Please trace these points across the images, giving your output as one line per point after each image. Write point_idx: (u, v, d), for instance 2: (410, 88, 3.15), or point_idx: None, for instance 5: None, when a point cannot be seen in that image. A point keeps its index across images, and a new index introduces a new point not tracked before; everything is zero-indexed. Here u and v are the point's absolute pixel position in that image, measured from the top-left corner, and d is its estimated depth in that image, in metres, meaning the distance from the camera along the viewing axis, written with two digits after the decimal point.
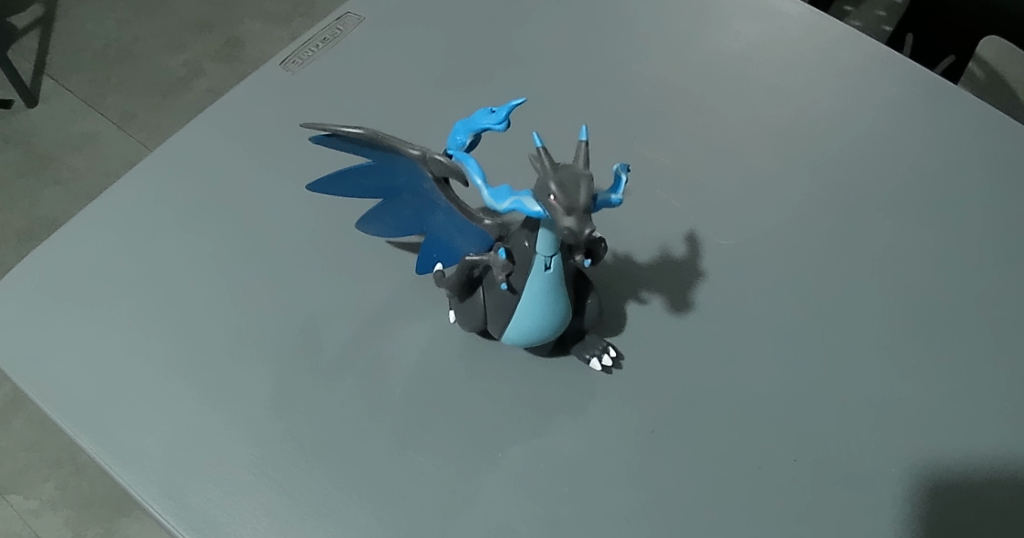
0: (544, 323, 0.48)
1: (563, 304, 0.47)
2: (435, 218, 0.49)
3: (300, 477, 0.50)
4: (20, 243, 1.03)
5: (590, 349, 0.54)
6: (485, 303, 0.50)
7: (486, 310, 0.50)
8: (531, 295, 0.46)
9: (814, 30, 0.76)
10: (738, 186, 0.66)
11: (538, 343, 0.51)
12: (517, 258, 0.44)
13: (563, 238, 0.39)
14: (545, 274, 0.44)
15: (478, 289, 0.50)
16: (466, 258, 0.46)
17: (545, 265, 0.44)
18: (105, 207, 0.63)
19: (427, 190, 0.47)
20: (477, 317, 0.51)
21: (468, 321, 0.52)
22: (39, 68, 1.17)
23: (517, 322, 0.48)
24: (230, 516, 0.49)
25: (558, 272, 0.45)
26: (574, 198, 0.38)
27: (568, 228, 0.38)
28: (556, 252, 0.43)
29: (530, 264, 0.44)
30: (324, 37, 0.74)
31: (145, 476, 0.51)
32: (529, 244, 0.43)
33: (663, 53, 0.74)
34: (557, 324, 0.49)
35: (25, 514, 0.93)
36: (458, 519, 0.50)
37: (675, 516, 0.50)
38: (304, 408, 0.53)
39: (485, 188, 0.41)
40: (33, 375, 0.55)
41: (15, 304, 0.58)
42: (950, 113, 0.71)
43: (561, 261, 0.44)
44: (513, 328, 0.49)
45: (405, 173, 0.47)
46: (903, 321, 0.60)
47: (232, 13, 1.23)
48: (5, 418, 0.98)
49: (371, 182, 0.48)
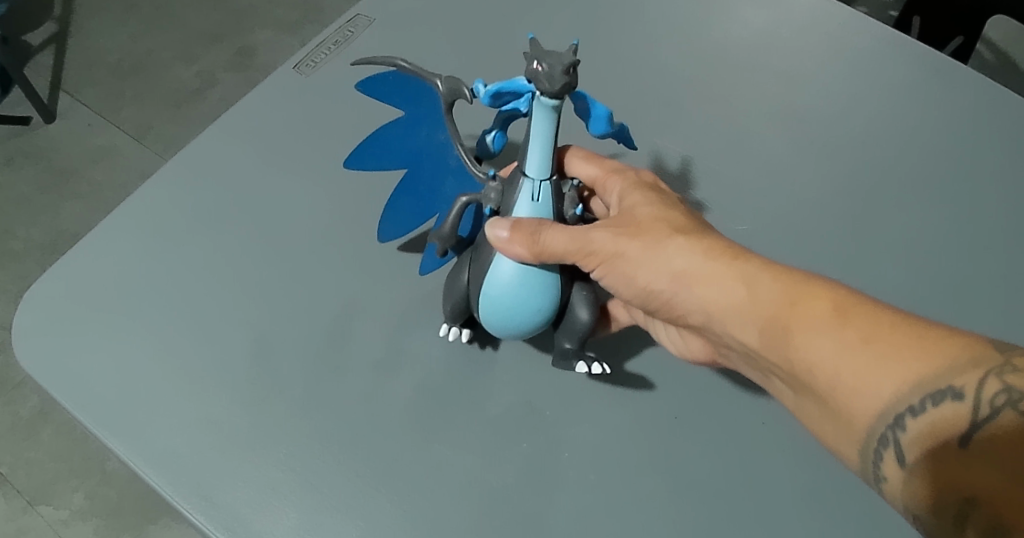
0: (530, 283, 0.46)
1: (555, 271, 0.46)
2: (448, 184, 0.49)
3: (329, 472, 0.51)
4: (43, 257, 1.05)
5: (578, 354, 0.50)
6: (470, 269, 0.48)
7: (470, 277, 0.48)
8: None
9: (822, 13, 0.76)
10: (752, 174, 0.66)
11: (525, 328, 0.48)
12: (506, 192, 0.45)
13: (539, 89, 0.38)
14: (531, 204, 0.44)
15: (467, 260, 0.49)
16: (459, 198, 0.46)
17: (534, 192, 0.43)
18: (126, 215, 0.63)
19: (442, 141, 0.49)
20: (462, 286, 0.49)
21: (451, 294, 0.50)
22: (56, 84, 1.18)
23: (497, 277, 0.46)
24: (260, 512, 0.49)
25: (547, 208, 0.44)
26: (553, 53, 0.37)
27: (542, 73, 0.37)
28: (548, 177, 0.43)
29: (516, 196, 0.44)
30: (335, 40, 0.75)
31: (176, 476, 0.51)
32: (520, 172, 0.44)
33: (673, 42, 0.74)
34: (546, 296, 0.46)
35: (55, 524, 0.94)
36: (483, 510, 0.50)
37: (700, 501, 0.50)
38: (328, 404, 0.53)
39: (483, 88, 0.42)
40: (62, 381, 0.55)
41: (39, 310, 0.58)
42: (962, 91, 0.71)
43: (551, 197, 0.44)
44: (494, 290, 0.46)
45: (424, 125, 0.49)
46: (918, 303, 0.60)
47: (241, 23, 1.24)
48: (33, 430, 0.99)
49: (395, 136, 0.50)
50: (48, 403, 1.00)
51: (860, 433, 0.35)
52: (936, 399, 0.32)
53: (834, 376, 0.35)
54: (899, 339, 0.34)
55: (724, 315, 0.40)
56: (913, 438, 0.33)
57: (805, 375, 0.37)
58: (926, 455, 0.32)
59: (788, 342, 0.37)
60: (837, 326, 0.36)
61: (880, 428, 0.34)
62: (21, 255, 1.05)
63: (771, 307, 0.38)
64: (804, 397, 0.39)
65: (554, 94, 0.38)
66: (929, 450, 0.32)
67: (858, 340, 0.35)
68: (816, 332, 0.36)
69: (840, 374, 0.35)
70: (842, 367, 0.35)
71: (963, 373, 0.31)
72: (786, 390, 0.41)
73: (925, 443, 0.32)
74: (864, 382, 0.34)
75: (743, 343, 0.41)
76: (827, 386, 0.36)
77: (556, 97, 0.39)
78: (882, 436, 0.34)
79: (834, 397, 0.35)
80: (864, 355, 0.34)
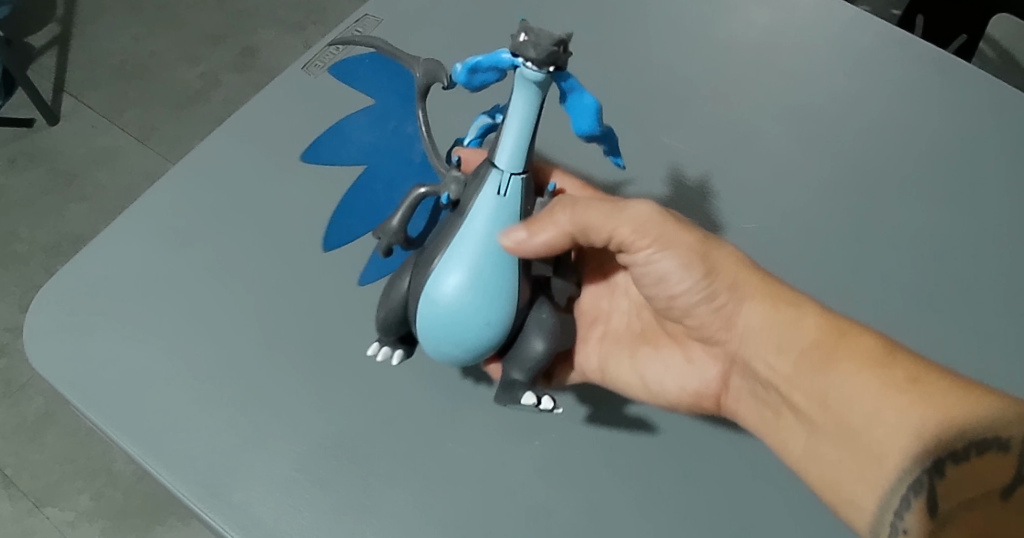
0: (477, 296, 0.41)
1: (508, 288, 0.42)
2: (408, 184, 0.53)
3: (344, 471, 0.52)
4: (49, 260, 1.06)
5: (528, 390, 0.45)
6: (412, 276, 0.43)
7: (411, 286, 0.43)
8: (472, 240, 0.41)
9: (827, 12, 0.76)
10: (759, 172, 0.67)
11: (463, 348, 0.43)
12: (469, 184, 0.41)
13: (524, 56, 0.34)
14: (496, 198, 0.40)
15: (409, 269, 0.44)
16: (416, 188, 0.43)
17: (501, 186, 0.40)
18: (135, 214, 0.63)
19: (409, 133, 0.52)
20: (398, 296, 0.44)
21: (386, 302, 0.45)
22: (59, 86, 1.19)
23: (440, 280, 0.41)
24: (275, 510, 0.50)
25: (514, 206, 0.40)
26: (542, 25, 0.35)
27: (529, 40, 0.34)
28: (520, 172, 0.40)
29: (481, 188, 0.40)
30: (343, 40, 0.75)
31: (189, 474, 0.51)
32: (488, 163, 0.40)
33: (679, 41, 0.74)
34: (493, 317, 0.42)
35: (61, 526, 0.93)
36: (494, 507, 0.51)
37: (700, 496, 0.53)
38: (341, 404, 0.54)
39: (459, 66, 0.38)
40: (73, 380, 0.55)
41: (51, 310, 0.59)
42: (967, 88, 0.71)
43: (519, 196, 0.41)
44: (443, 288, 0.41)
45: (395, 117, 0.53)
46: (923, 299, 0.61)
47: (245, 24, 1.24)
48: (37, 433, 0.98)
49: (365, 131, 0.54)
50: (54, 404, 0.99)
51: (888, 475, 0.39)
52: (981, 449, 0.37)
53: (882, 415, 0.40)
54: (943, 384, 0.39)
55: (767, 342, 0.45)
56: (950, 485, 0.37)
57: (841, 412, 0.42)
58: (966, 501, 0.37)
59: (828, 373, 0.42)
60: (887, 366, 0.41)
61: (916, 471, 0.38)
62: (26, 257, 1.06)
63: (812, 340, 0.44)
64: (822, 437, 0.43)
65: (540, 64, 0.34)
66: (966, 498, 0.37)
67: (907, 381, 0.40)
68: (862, 368, 0.41)
69: (883, 414, 0.40)
70: (886, 406, 0.40)
71: (1005, 425, 0.37)
72: (795, 431, 0.45)
73: (964, 490, 0.37)
74: (906, 422, 0.39)
75: (773, 372, 0.45)
76: (866, 422, 0.40)
77: (541, 71, 0.35)
78: (917, 481, 0.38)
79: (869, 438, 0.40)
80: (909, 395, 0.39)
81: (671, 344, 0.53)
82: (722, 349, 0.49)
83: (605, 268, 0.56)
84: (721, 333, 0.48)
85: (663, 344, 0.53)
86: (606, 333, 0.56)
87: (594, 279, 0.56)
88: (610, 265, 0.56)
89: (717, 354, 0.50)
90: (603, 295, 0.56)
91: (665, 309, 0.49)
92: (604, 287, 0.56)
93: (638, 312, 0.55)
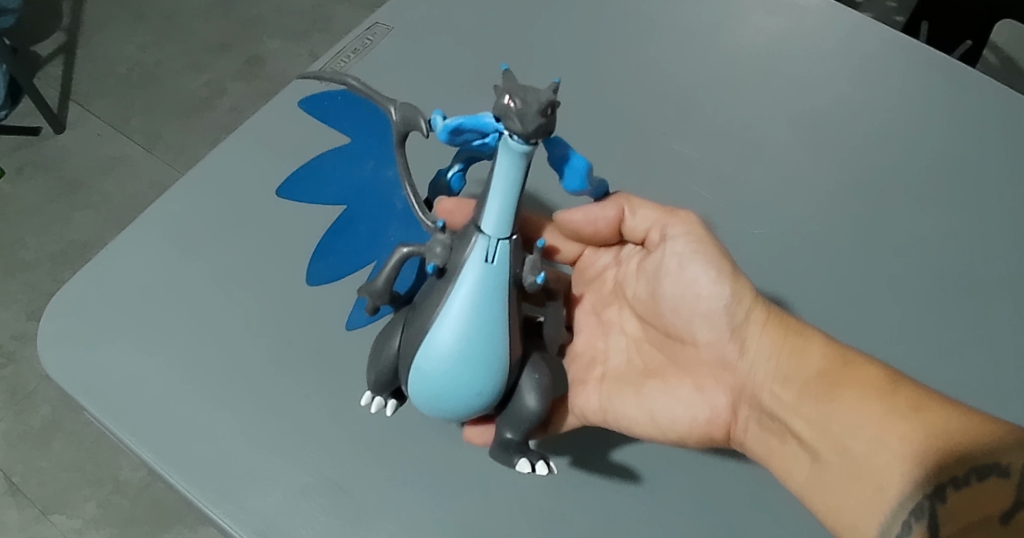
0: (464, 368, 0.42)
1: (500, 352, 0.42)
2: (391, 229, 0.51)
3: (358, 476, 0.52)
4: (55, 268, 1.06)
5: (522, 447, 0.47)
6: (402, 336, 0.45)
7: (401, 345, 0.45)
8: (462, 303, 0.41)
9: (832, 19, 0.77)
10: (766, 178, 0.67)
11: (456, 410, 0.44)
12: (454, 247, 0.41)
13: (509, 127, 0.35)
14: (483, 265, 0.40)
15: (399, 327, 0.46)
16: (400, 247, 0.43)
17: (487, 254, 0.40)
18: (147, 221, 0.64)
19: (389, 177, 0.52)
20: (389, 355, 0.46)
21: (378, 361, 0.47)
22: (65, 94, 1.19)
23: (429, 350, 0.42)
24: (290, 516, 0.50)
25: (501, 272, 0.41)
26: (529, 89, 0.35)
27: (513, 110, 0.34)
28: (506, 238, 0.40)
29: (468, 253, 0.41)
30: (354, 48, 0.75)
31: (205, 480, 0.52)
32: (475, 228, 0.41)
33: (686, 48, 0.75)
34: (482, 385, 0.43)
35: (68, 533, 0.93)
36: (507, 512, 0.52)
37: (710, 500, 0.53)
38: (356, 410, 0.55)
39: (441, 123, 0.40)
40: (88, 388, 0.55)
41: (64, 316, 0.59)
42: (971, 94, 0.72)
43: (507, 261, 0.41)
44: (435, 348, 0.42)
45: (372, 160, 0.53)
46: (929, 303, 0.61)
47: (251, 32, 1.25)
48: (44, 440, 0.98)
49: (346, 168, 0.54)
50: (61, 411, 0.99)
51: (889, 502, 0.40)
52: (982, 475, 0.37)
53: (881, 438, 0.41)
54: (944, 410, 0.40)
55: (772, 370, 0.47)
56: (952, 510, 0.37)
57: (841, 440, 0.43)
58: (963, 529, 0.37)
59: (832, 399, 0.44)
60: (889, 392, 0.42)
61: (919, 497, 0.38)
62: (33, 265, 1.06)
63: (818, 370, 0.45)
64: (826, 466, 0.43)
65: (525, 136, 0.35)
66: (966, 524, 0.37)
67: (908, 409, 0.41)
68: (864, 396, 0.43)
69: (883, 438, 0.41)
70: (887, 431, 0.41)
71: (1005, 452, 0.37)
72: (800, 461, 0.45)
73: (965, 517, 0.37)
74: (907, 447, 0.40)
75: (776, 400, 0.46)
76: (864, 448, 0.41)
77: (527, 141, 0.36)
78: (918, 506, 0.38)
79: (870, 464, 0.41)
80: (912, 421, 0.40)
81: (679, 376, 0.50)
82: (731, 376, 0.48)
83: (599, 310, 0.56)
84: (731, 359, 0.48)
85: (669, 377, 0.50)
86: (605, 373, 0.53)
87: (587, 320, 0.56)
88: (605, 306, 0.56)
89: (725, 382, 0.49)
90: (600, 334, 0.55)
91: (678, 324, 0.50)
92: (598, 328, 0.56)
93: (637, 348, 0.54)
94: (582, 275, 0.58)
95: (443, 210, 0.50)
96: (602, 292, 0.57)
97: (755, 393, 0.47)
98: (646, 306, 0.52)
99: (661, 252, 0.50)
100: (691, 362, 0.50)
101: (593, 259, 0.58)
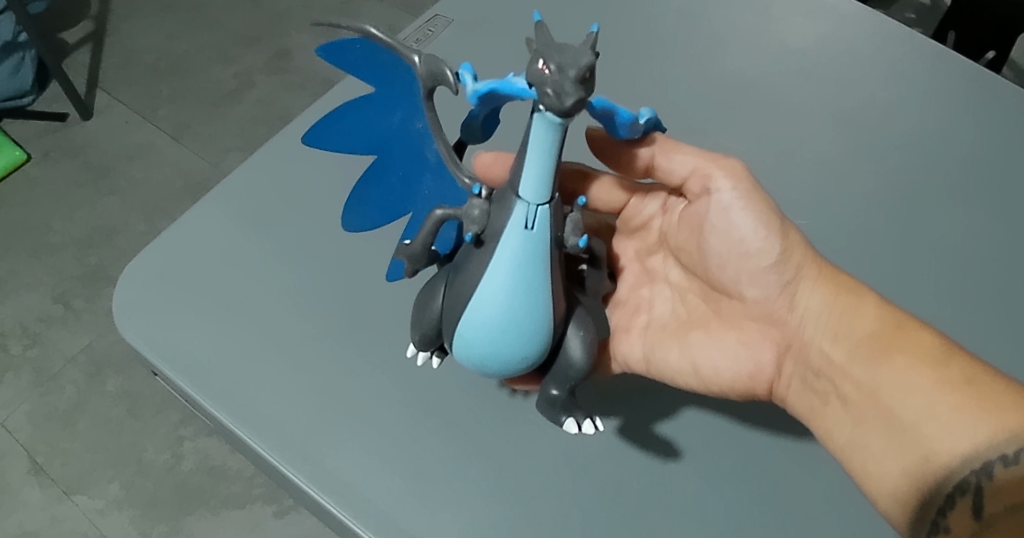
0: (505, 334, 0.44)
1: (541, 317, 0.44)
2: (425, 183, 0.50)
3: (424, 438, 0.56)
4: (81, 252, 1.08)
5: (568, 405, 0.48)
6: (444, 295, 0.46)
7: (443, 306, 0.46)
8: (502, 266, 0.42)
9: (860, 27, 0.80)
10: (793, 176, 0.71)
11: (499, 372, 0.47)
12: (492, 212, 0.43)
13: (544, 101, 0.36)
14: (523, 232, 0.42)
15: (441, 286, 0.47)
16: (433, 212, 0.44)
17: (526, 222, 0.41)
18: (215, 198, 0.67)
19: (419, 130, 0.49)
20: (432, 317, 0.47)
21: (421, 322, 0.48)
22: (92, 81, 1.20)
23: (472, 319, 0.44)
24: (365, 474, 0.55)
25: (541, 236, 0.42)
26: (564, 55, 0.35)
27: (550, 81, 0.35)
28: (545, 203, 0.41)
29: (508, 219, 0.42)
30: (417, 38, 0.81)
31: (289, 444, 0.55)
32: (514, 194, 0.42)
33: (717, 53, 0.79)
34: (524, 349, 0.45)
35: (91, 513, 0.92)
36: (553, 480, 0.55)
37: (744, 472, 0.57)
38: (415, 380, 0.59)
39: (472, 84, 0.41)
40: (174, 358, 0.59)
41: (142, 284, 0.62)
42: (993, 100, 0.75)
43: (547, 225, 0.42)
44: (482, 314, 0.44)
45: (400, 109, 0.49)
46: (947, 295, 0.65)
47: (279, 27, 1.27)
48: (69, 421, 0.98)
49: (370, 119, 0.51)
50: (87, 393, 0.99)
51: (935, 470, 0.44)
52: None
53: (931, 410, 0.45)
54: (998, 386, 0.44)
55: (823, 328, 0.50)
56: (997, 489, 0.41)
57: (890, 404, 0.46)
58: (1006, 508, 0.40)
59: (883, 364, 0.47)
60: (943, 363, 0.46)
61: (965, 473, 0.43)
62: (60, 249, 1.08)
63: (870, 331, 0.49)
64: (869, 427, 0.47)
65: (561, 109, 0.36)
66: (1012, 504, 0.40)
67: (962, 381, 0.44)
68: (916, 363, 0.46)
69: (933, 408, 0.45)
70: (939, 403, 0.45)
71: None
72: (839, 421, 0.49)
73: (1006, 497, 0.41)
74: (957, 419, 0.44)
75: (824, 358, 0.50)
76: (912, 416, 0.46)
77: (560, 116, 0.37)
78: (964, 483, 0.42)
79: (916, 430, 0.45)
80: (960, 394, 0.44)
81: (723, 328, 0.54)
82: (779, 331, 0.52)
83: (643, 258, 0.60)
84: (780, 315, 0.51)
85: (712, 328, 0.54)
86: (649, 322, 0.58)
87: (632, 269, 0.60)
88: (649, 254, 0.60)
89: (771, 338, 0.52)
90: (644, 283, 0.59)
91: (725, 280, 0.52)
92: (644, 276, 0.60)
93: (680, 299, 0.58)
94: (628, 224, 0.60)
95: (484, 163, 0.53)
96: (647, 240, 0.60)
97: (802, 349, 0.51)
98: (690, 259, 0.55)
99: (706, 204, 0.51)
100: (735, 317, 0.54)
101: (639, 208, 0.59)
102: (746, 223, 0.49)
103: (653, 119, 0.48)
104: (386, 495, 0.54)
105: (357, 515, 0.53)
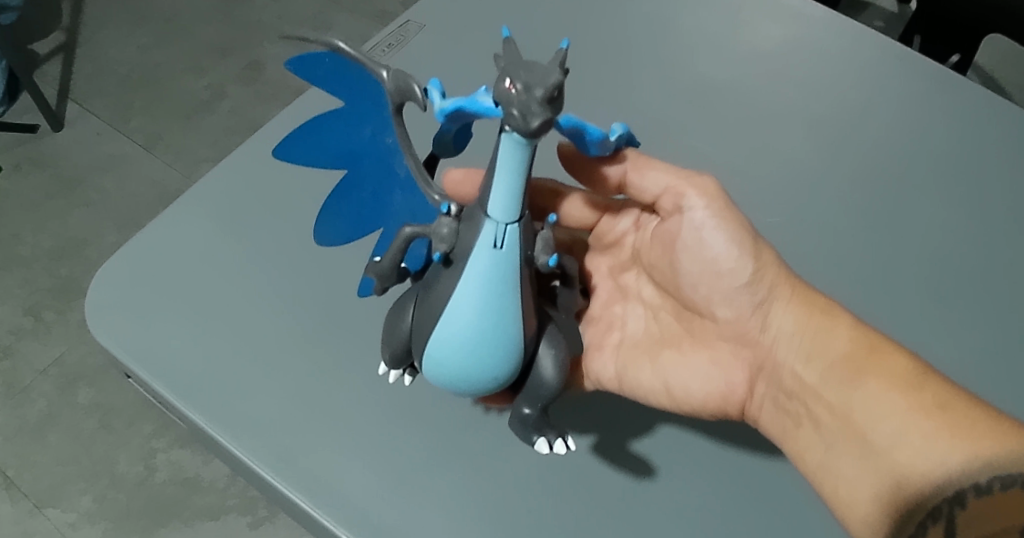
0: (476, 353, 0.44)
1: (512, 336, 0.44)
2: (396, 198, 0.51)
3: (396, 440, 0.58)
4: (52, 263, 1.07)
5: (540, 424, 0.49)
6: (414, 312, 0.48)
7: (414, 323, 0.47)
8: (473, 283, 0.43)
9: (817, 40, 0.82)
10: (752, 187, 0.73)
11: (472, 392, 0.47)
12: (461, 231, 0.43)
13: (511, 122, 0.36)
14: (494, 252, 0.42)
15: (411, 303, 0.48)
16: (403, 229, 0.45)
17: (495, 241, 0.42)
18: (188, 206, 0.69)
19: (389, 145, 0.49)
20: (403, 333, 0.48)
21: (393, 339, 0.49)
22: (64, 93, 1.20)
23: (442, 339, 0.45)
24: (340, 474, 0.56)
25: (511, 255, 0.42)
26: (531, 74, 0.35)
27: (516, 101, 0.35)
28: (513, 222, 0.42)
29: (477, 238, 0.42)
30: (389, 43, 0.81)
31: (264, 444, 0.57)
32: (484, 212, 0.42)
33: (678, 66, 0.80)
34: (497, 369, 0.45)
35: (63, 527, 0.92)
36: (516, 489, 0.57)
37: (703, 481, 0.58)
38: (383, 391, 0.60)
39: (439, 101, 0.41)
40: (150, 362, 0.60)
41: (118, 290, 0.64)
42: (946, 111, 0.77)
43: (516, 243, 0.42)
44: (452, 333, 0.44)
45: (369, 124, 0.49)
46: (901, 303, 0.67)
47: (251, 38, 1.27)
48: (39, 434, 0.98)
49: (339, 132, 0.51)
50: (58, 405, 0.99)
51: (907, 497, 0.45)
52: (1005, 484, 0.41)
53: (903, 435, 0.46)
54: (970, 413, 0.45)
55: (795, 350, 0.51)
56: (970, 516, 0.42)
57: (862, 428, 0.48)
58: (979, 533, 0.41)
59: (856, 387, 0.49)
60: (915, 388, 0.47)
61: (937, 500, 0.44)
62: (30, 261, 1.07)
63: (842, 353, 0.50)
64: (840, 451, 0.49)
65: (527, 129, 0.36)
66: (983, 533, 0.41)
67: (935, 407, 0.46)
68: (887, 388, 0.47)
69: (905, 433, 0.46)
70: (912, 429, 0.46)
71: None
72: (812, 444, 0.50)
73: (977, 523, 0.41)
74: (929, 444, 0.45)
75: (797, 380, 0.51)
76: (884, 439, 0.47)
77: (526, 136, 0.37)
78: (936, 510, 0.43)
79: (888, 455, 0.46)
80: (932, 421, 0.45)
81: (696, 347, 0.55)
82: (751, 351, 0.53)
83: (615, 274, 0.62)
84: (752, 335, 0.53)
85: (685, 347, 0.56)
86: (622, 339, 0.59)
87: (606, 285, 0.61)
88: (622, 271, 0.61)
89: (744, 358, 0.54)
90: (617, 300, 0.61)
91: (698, 298, 0.54)
92: (617, 293, 0.61)
93: (654, 316, 0.59)
94: (601, 240, 0.62)
95: (453, 181, 0.55)
96: (620, 257, 0.62)
97: (775, 370, 0.52)
98: (665, 278, 0.57)
99: (679, 221, 0.52)
100: (710, 336, 0.55)
101: (612, 225, 0.61)
102: (719, 245, 0.51)
103: (624, 135, 0.48)
104: (361, 493, 0.56)
105: (331, 513, 0.54)
